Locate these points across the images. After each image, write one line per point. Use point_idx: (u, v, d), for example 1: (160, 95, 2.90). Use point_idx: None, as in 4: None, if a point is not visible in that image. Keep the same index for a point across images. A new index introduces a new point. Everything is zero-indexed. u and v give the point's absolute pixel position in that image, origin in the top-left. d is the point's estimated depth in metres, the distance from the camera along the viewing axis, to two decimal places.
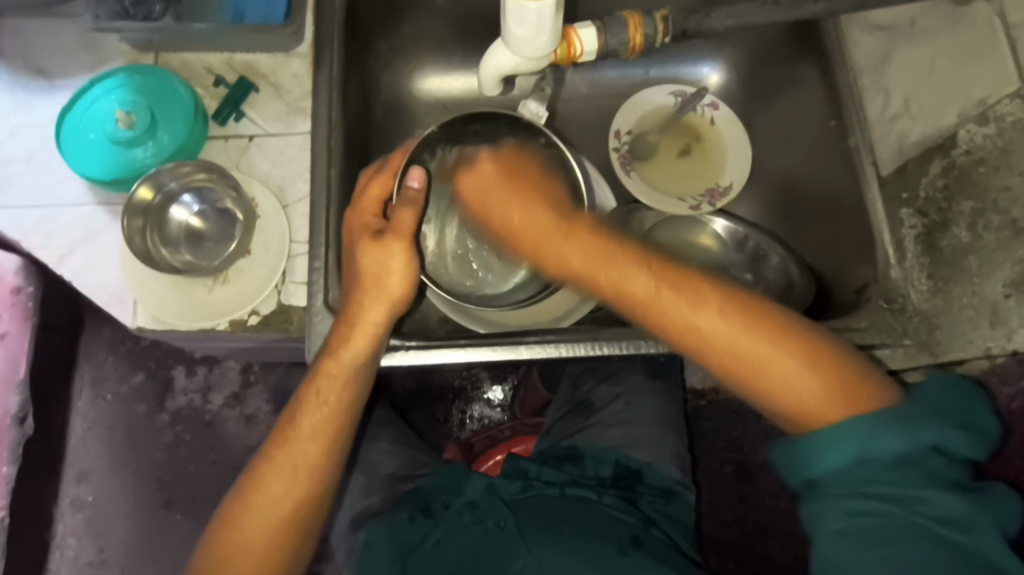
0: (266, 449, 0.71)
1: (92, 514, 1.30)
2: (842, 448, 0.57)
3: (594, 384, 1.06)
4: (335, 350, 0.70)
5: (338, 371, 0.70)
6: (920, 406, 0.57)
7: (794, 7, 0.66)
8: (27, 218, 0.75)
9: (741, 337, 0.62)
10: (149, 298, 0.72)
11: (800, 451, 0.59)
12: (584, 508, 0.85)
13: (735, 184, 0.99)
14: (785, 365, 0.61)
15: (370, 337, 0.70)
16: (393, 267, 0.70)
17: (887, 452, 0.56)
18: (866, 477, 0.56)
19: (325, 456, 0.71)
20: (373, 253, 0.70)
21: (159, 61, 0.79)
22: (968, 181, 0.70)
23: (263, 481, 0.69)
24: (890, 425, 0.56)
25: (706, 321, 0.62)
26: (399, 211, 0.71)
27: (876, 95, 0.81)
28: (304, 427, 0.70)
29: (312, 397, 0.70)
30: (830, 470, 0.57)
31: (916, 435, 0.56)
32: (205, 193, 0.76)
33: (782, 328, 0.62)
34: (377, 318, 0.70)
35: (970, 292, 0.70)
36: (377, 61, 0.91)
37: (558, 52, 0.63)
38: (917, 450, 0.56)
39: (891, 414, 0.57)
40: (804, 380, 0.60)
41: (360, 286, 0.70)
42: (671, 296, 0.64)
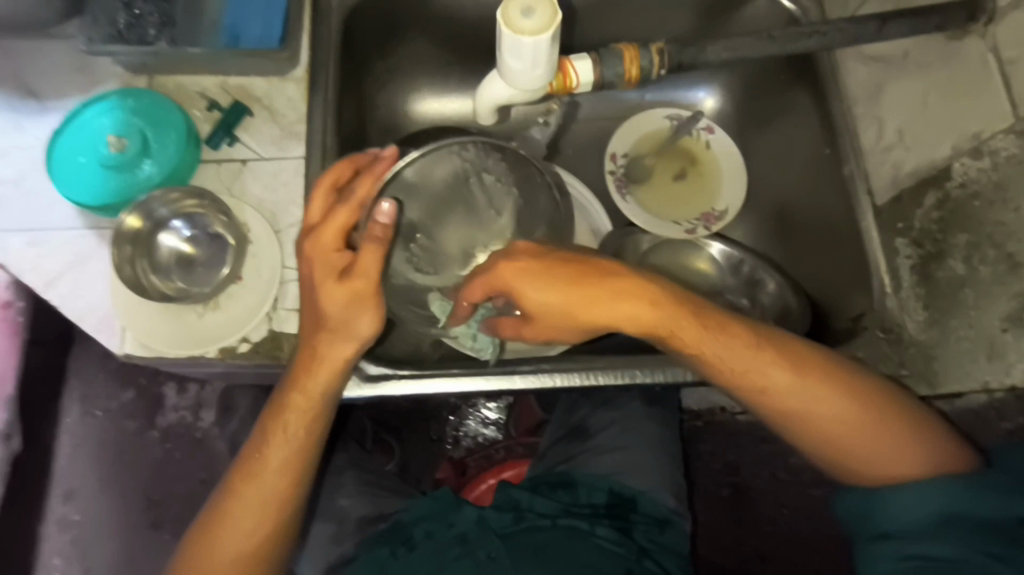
0: (229, 483, 0.69)
1: (78, 534, 1.27)
2: (925, 505, 0.62)
3: (590, 410, 1.04)
4: (300, 382, 0.68)
5: (306, 405, 0.68)
6: (1012, 479, 0.61)
7: (790, 41, 0.67)
8: (14, 241, 0.73)
9: (854, 405, 0.65)
10: (137, 326, 0.71)
11: (883, 504, 0.64)
12: (575, 540, 0.84)
13: (731, 209, 0.98)
14: (883, 431, 0.65)
15: (336, 370, 0.68)
16: (362, 310, 0.67)
17: (975, 513, 0.60)
18: (945, 534, 0.60)
19: (292, 495, 0.70)
20: (337, 297, 0.66)
21: (152, 83, 0.79)
22: (963, 215, 0.70)
23: (231, 520, 0.68)
24: (984, 493, 0.61)
25: (816, 397, 0.65)
26: (364, 249, 0.65)
27: (871, 124, 0.82)
28: (271, 462, 0.69)
29: (279, 433, 0.69)
30: (911, 525, 0.62)
31: (1010, 502, 0.60)
32: (196, 219, 0.75)
33: (883, 402, 0.66)
34: (349, 350, 0.68)
35: (966, 325, 0.70)
36: (373, 82, 0.91)
37: (554, 84, 0.62)
38: (1008, 518, 0.60)
39: (977, 481, 0.61)
40: (898, 446, 0.65)
41: (324, 326, 0.67)
42: (761, 366, 0.66)
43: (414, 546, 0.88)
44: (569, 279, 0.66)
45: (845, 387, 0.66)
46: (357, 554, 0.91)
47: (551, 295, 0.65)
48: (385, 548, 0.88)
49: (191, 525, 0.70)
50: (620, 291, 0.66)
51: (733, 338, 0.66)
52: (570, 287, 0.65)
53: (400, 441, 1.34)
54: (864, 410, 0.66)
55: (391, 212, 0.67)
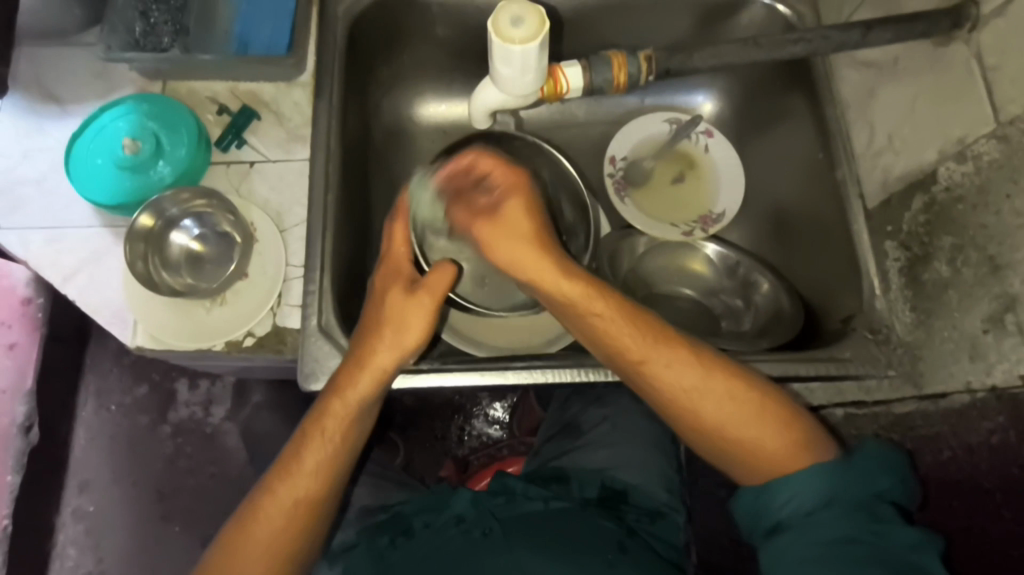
0: (267, 483, 0.68)
1: (92, 524, 1.32)
2: (805, 491, 0.62)
3: (582, 407, 1.09)
4: (344, 390, 0.70)
5: (343, 411, 0.70)
6: (866, 461, 0.64)
7: (775, 48, 0.69)
8: (35, 238, 0.77)
9: (710, 393, 0.66)
10: (148, 320, 0.74)
11: (769, 500, 0.64)
12: (569, 519, 0.85)
13: (727, 212, 1.00)
14: (745, 422, 0.66)
15: (378, 379, 0.70)
16: (411, 324, 0.72)
17: (848, 493, 0.62)
18: (834, 516, 0.60)
19: (325, 499, 0.69)
20: (401, 303, 0.73)
21: (166, 89, 0.82)
22: (947, 219, 0.71)
23: (262, 518, 0.67)
24: (849, 475, 0.63)
25: (682, 381, 0.67)
26: (439, 267, 0.74)
27: (862, 129, 0.83)
28: (306, 464, 0.69)
29: (316, 437, 0.69)
30: (797, 512, 0.62)
31: (873, 480, 0.63)
32: (205, 218, 0.79)
33: (763, 397, 0.67)
34: (393, 355, 0.71)
35: (950, 325, 0.71)
36: (378, 87, 0.94)
37: (545, 90, 0.65)
38: (867, 495, 0.62)
39: (840, 467, 0.63)
40: (769, 435, 0.65)
41: (377, 332, 0.72)
42: (661, 350, 0.67)
43: (410, 534, 0.90)
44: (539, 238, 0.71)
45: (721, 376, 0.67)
46: (356, 543, 0.93)
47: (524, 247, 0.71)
48: (384, 538, 0.90)
49: (225, 524, 0.68)
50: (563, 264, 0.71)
51: (633, 322, 0.69)
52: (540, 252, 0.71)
53: (406, 439, 1.37)
54: (747, 398, 0.66)
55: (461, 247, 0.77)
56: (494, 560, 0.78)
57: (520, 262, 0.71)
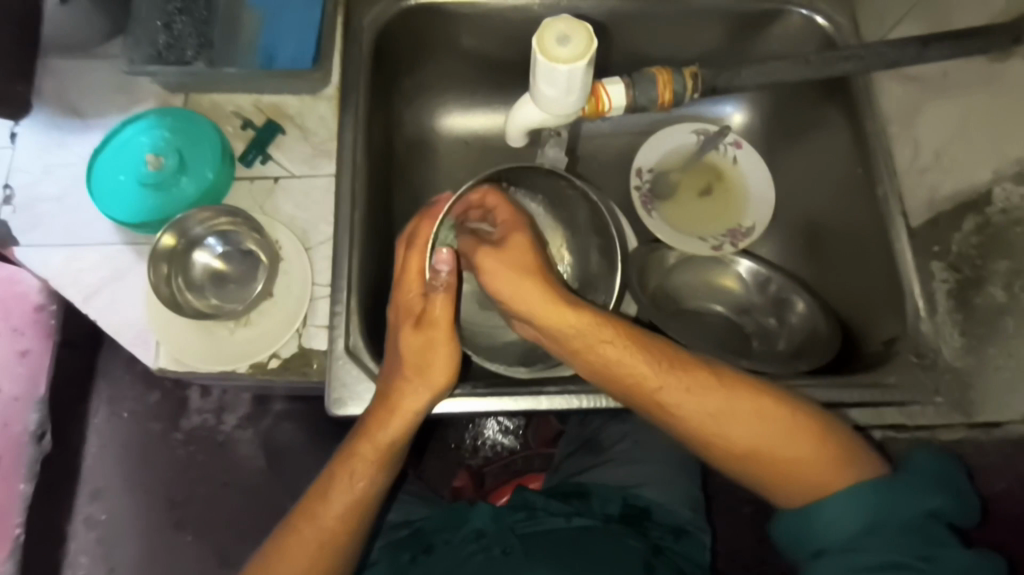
0: (291, 524, 0.67)
1: (104, 532, 1.30)
2: (849, 512, 0.58)
3: (602, 423, 1.07)
4: (373, 432, 0.69)
5: (373, 453, 0.68)
6: (919, 477, 0.60)
7: (826, 65, 0.66)
8: (55, 257, 0.75)
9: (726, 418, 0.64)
10: (170, 341, 0.72)
11: (811, 522, 0.60)
12: (591, 536, 0.83)
13: (757, 226, 0.97)
14: (775, 445, 0.63)
15: (408, 421, 0.69)
16: (434, 361, 0.69)
17: (894, 516, 0.57)
18: (881, 541, 0.56)
19: (355, 542, 0.68)
20: (414, 344, 0.69)
21: (188, 101, 0.80)
22: (1002, 242, 0.69)
23: (286, 560, 0.65)
24: (902, 494, 0.58)
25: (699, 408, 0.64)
26: (435, 300, 0.70)
27: (906, 145, 0.80)
28: (333, 506, 0.67)
29: (344, 479, 0.68)
30: (843, 537, 0.58)
31: (924, 499, 0.58)
32: (229, 236, 0.77)
33: (777, 413, 0.64)
34: (439, 377, 0.69)
35: (1007, 353, 0.69)
36: (402, 99, 0.91)
37: (586, 108, 0.62)
38: (920, 517, 0.57)
39: (884, 484, 0.58)
40: (801, 453, 0.62)
41: (402, 372, 0.69)
42: (680, 380, 0.65)
43: (432, 551, 0.88)
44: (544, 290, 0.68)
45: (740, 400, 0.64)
46: (377, 559, 0.91)
47: (541, 308, 0.67)
48: (405, 555, 0.89)
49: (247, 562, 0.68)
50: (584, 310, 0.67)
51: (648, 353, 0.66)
52: (556, 307, 0.67)
53: (420, 449, 1.34)
54: (769, 416, 0.64)
55: (451, 258, 0.69)
56: None
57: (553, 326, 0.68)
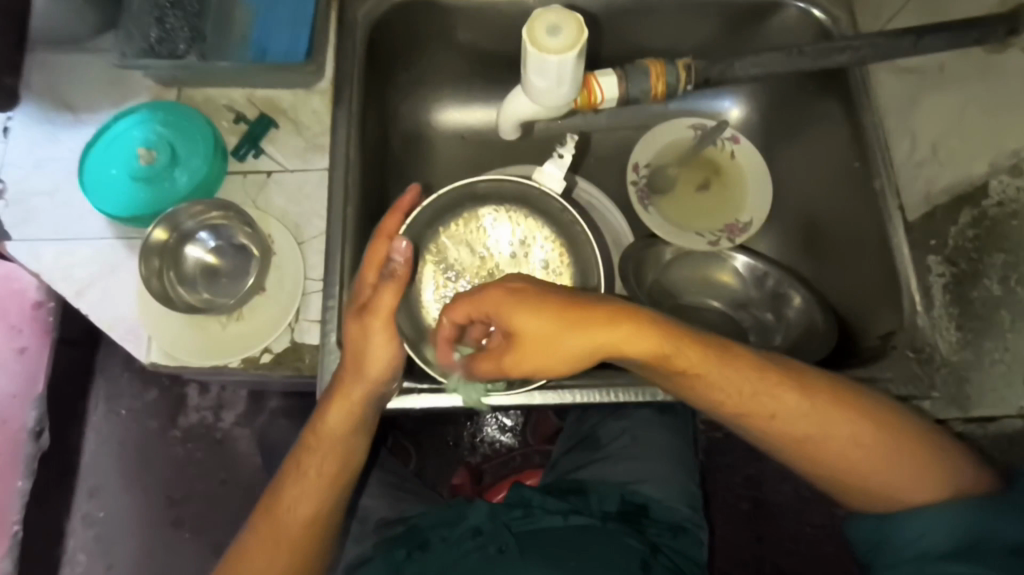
0: (251, 521, 0.69)
1: (103, 530, 1.30)
2: (935, 530, 0.61)
3: (601, 419, 1.06)
4: (318, 425, 0.70)
5: (319, 445, 0.70)
6: (1015, 499, 0.61)
7: (820, 57, 0.66)
8: (47, 251, 0.75)
9: (809, 420, 0.62)
10: (163, 336, 0.72)
11: (894, 530, 0.63)
12: (588, 536, 0.82)
13: (754, 221, 0.96)
14: (879, 459, 0.62)
15: (349, 412, 0.69)
16: (374, 354, 0.68)
17: (1000, 538, 0.59)
18: (965, 559, 0.59)
19: (313, 535, 0.69)
20: (355, 331, 0.68)
21: (182, 96, 0.80)
22: (1000, 234, 0.69)
23: (247, 558, 0.67)
24: (1001, 513, 0.60)
25: (782, 409, 0.63)
26: (382, 292, 0.67)
27: (903, 138, 0.80)
28: (289, 501, 0.69)
29: (296, 474, 0.70)
30: (928, 547, 0.61)
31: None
32: (221, 230, 0.76)
33: (871, 418, 0.63)
34: (371, 369, 0.68)
35: (1002, 347, 0.69)
36: (397, 93, 0.91)
37: (579, 100, 0.62)
38: None
39: (979, 504, 0.60)
40: (896, 462, 0.62)
41: (343, 366, 0.69)
42: (733, 376, 0.62)
43: (428, 548, 0.88)
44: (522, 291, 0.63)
45: (810, 403, 0.63)
46: (373, 557, 0.90)
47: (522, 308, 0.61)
48: (401, 552, 0.88)
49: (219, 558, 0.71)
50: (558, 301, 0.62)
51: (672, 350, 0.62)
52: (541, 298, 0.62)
53: (418, 446, 1.34)
54: (840, 414, 0.62)
55: (407, 251, 0.69)
56: None
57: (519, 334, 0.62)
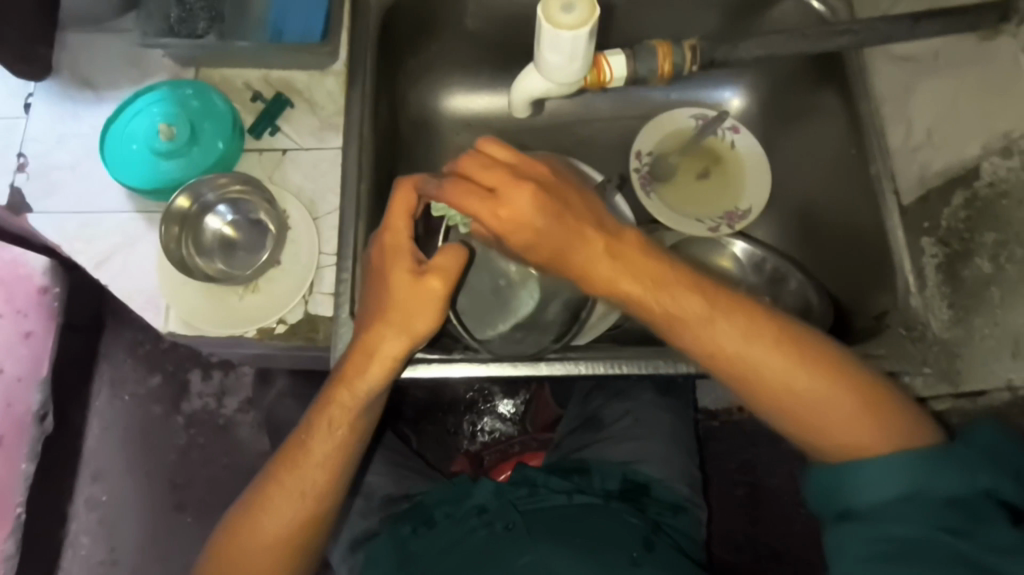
0: (273, 470, 0.70)
1: (105, 513, 1.31)
2: (887, 482, 0.58)
3: (604, 401, 1.08)
4: (349, 380, 0.69)
5: (351, 403, 0.69)
6: (976, 452, 0.59)
7: (820, 39, 0.69)
8: (69, 224, 0.77)
9: (795, 373, 0.62)
10: (182, 305, 0.74)
11: (844, 482, 0.60)
12: (591, 514, 0.85)
13: (754, 208, 0.99)
14: (856, 418, 0.61)
15: (387, 368, 0.68)
16: (421, 308, 0.67)
17: (940, 488, 0.57)
18: (915, 509, 0.57)
19: (330, 490, 0.70)
20: (412, 294, 0.67)
21: (199, 75, 0.83)
22: (990, 214, 0.71)
23: (270, 505, 0.68)
24: (946, 465, 0.58)
25: (775, 365, 0.62)
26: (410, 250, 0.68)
27: (899, 125, 0.83)
28: (314, 455, 0.69)
29: (324, 426, 0.70)
30: (876, 500, 0.58)
31: (972, 478, 0.57)
32: (240, 205, 0.79)
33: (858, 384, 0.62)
34: (412, 322, 0.68)
35: (992, 323, 0.71)
36: (406, 79, 0.93)
37: (588, 79, 0.65)
38: (969, 493, 0.57)
39: (940, 455, 0.58)
40: (863, 423, 0.61)
41: (385, 319, 0.68)
42: (752, 337, 0.63)
43: (432, 525, 0.90)
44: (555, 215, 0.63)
45: (821, 371, 0.62)
46: (379, 532, 0.93)
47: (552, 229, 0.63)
48: (406, 528, 0.91)
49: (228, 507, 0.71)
50: (614, 242, 0.65)
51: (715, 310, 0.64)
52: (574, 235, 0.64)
53: (419, 433, 1.36)
54: (845, 382, 0.62)
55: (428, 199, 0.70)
56: (520, 553, 0.77)
57: (565, 249, 0.64)
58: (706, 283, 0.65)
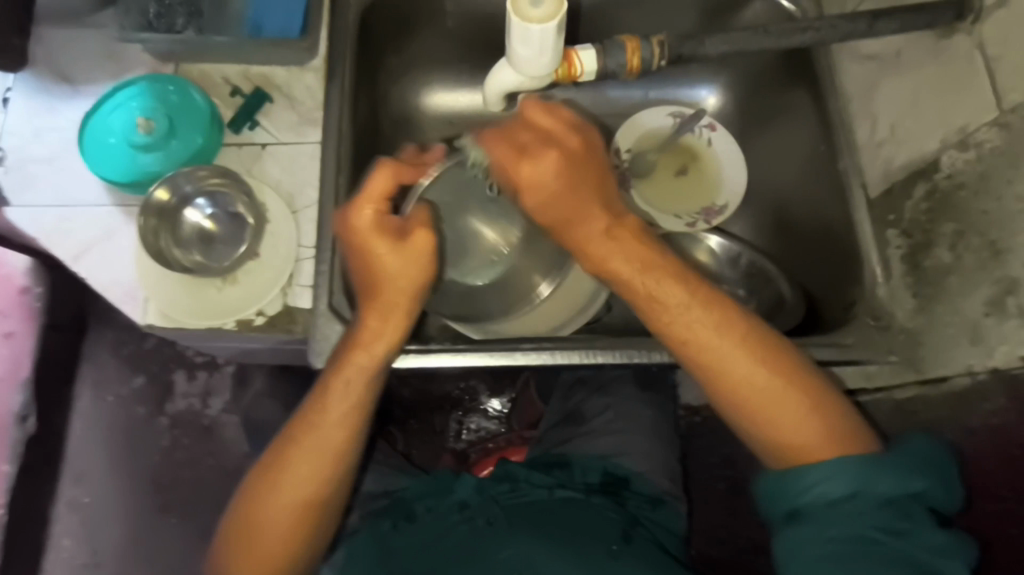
0: (291, 432, 0.71)
1: (87, 515, 1.30)
2: (829, 484, 0.60)
3: (585, 395, 1.09)
4: (366, 338, 0.70)
5: (368, 362, 0.70)
6: (911, 457, 0.62)
7: (783, 36, 0.71)
8: (46, 218, 0.77)
9: (750, 366, 0.64)
10: (161, 298, 0.75)
11: (789, 485, 0.62)
12: (570, 508, 0.86)
13: (730, 204, 1.00)
14: (801, 419, 0.64)
15: (404, 321, 0.70)
16: (410, 271, 0.68)
17: (877, 491, 0.59)
18: (856, 511, 0.59)
19: (348, 449, 0.71)
20: (399, 260, 0.67)
21: (178, 71, 0.83)
22: (950, 205, 0.73)
23: (291, 467, 0.69)
24: (883, 469, 0.60)
25: (727, 354, 0.65)
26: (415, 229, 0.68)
27: (864, 121, 0.85)
28: (331, 415, 0.70)
29: (340, 386, 0.69)
30: (817, 504, 0.60)
31: (907, 480, 0.60)
32: (218, 197, 0.79)
33: (807, 388, 0.65)
34: (407, 285, 0.68)
35: (952, 311, 0.73)
36: (386, 77, 0.94)
37: (559, 72, 0.67)
38: (903, 495, 0.60)
39: (879, 460, 0.61)
40: (808, 428, 0.63)
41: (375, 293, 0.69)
42: (715, 329, 0.65)
43: (413, 519, 0.90)
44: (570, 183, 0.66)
45: (787, 373, 0.65)
46: (358, 530, 0.92)
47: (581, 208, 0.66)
48: (387, 523, 0.91)
49: (239, 485, 0.72)
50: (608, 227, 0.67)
51: (683, 294, 0.66)
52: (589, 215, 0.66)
53: (404, 431, 1.37)
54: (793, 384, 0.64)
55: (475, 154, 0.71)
56: (499, 547, 0.79)
57: (569, 219, 0.66)
58: (689, 277, 0.67)
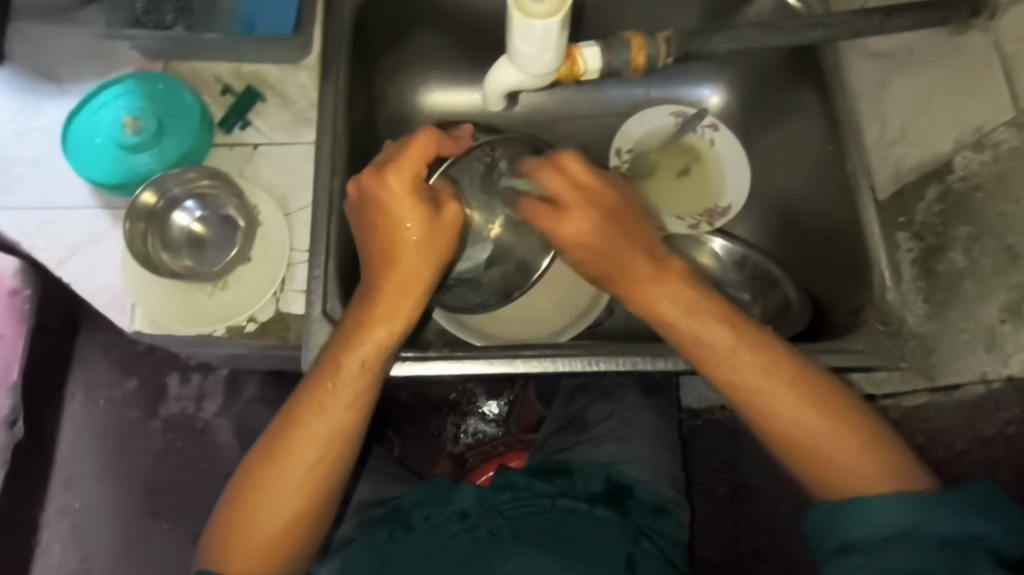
0: (278, 440, 0.66)
1: (78, 521, 1.28)
2: (880, 518, 0.59)
3: (588, 401, 1.06)
4: (357, 333, 0.67)
5: (358, 357, 0.66)
6: (974, 501, 0.58)
7: (794, 32, 0.69)
8: (29, 220, 0.75)
9: (795, 404, 0.64)
10: (148, 304, 0.72)
11: (840, 518, 0.61)
12: (573, 521, 0.83)
13: (734, 205, 0.98)
14: (854, 454, 0.62)
15: (405, 310, 0.67)
16: (431, 253, 0.67)
17: (933, 528, 0.57)
18: (910, 547, 0.57)
19: (338, 454, 0.67)
20: (429, 234, 0.67)
21: (167, 68, 0.81)
22: (964, 207, 0.72)
23: (278, 473, 0.65)
24: (936, 507, 0.58)
25: (771, 393, 0.64)
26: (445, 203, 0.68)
27: (874, 121, 0.83)
28: (321, 419, 0.66)
29: (330, 383, 0.66)
30: (869, 539, 0.59)
31: (966, 522, 0.57)
32: (208, 200, 0.77)
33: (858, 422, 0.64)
34: (432, 261, 0.67)
35: (966, 316, 0.71)
36: (382, 75, 0.91)
37: (562, 71, 0.64)
38: (964, 536, 0.56)
39: (936, 497, 0.58)
40: (864, 464, 0.62)
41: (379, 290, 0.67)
42: (760, 365, 0.65)
43: (411, 528, 0.88)
44: (619, 230, 0.68)
45: (834, 408, 0.64)
46: (356, 539, 0.90)
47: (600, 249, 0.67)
48: (383, 532, 0.88)
49: (222, 497, 0.68)
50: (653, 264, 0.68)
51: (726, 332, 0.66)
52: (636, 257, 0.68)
53: (401, 435, 1.34)
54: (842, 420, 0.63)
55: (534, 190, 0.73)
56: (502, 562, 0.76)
57: (614, 266, 0.67)
58: (730, 313, 0.67)
